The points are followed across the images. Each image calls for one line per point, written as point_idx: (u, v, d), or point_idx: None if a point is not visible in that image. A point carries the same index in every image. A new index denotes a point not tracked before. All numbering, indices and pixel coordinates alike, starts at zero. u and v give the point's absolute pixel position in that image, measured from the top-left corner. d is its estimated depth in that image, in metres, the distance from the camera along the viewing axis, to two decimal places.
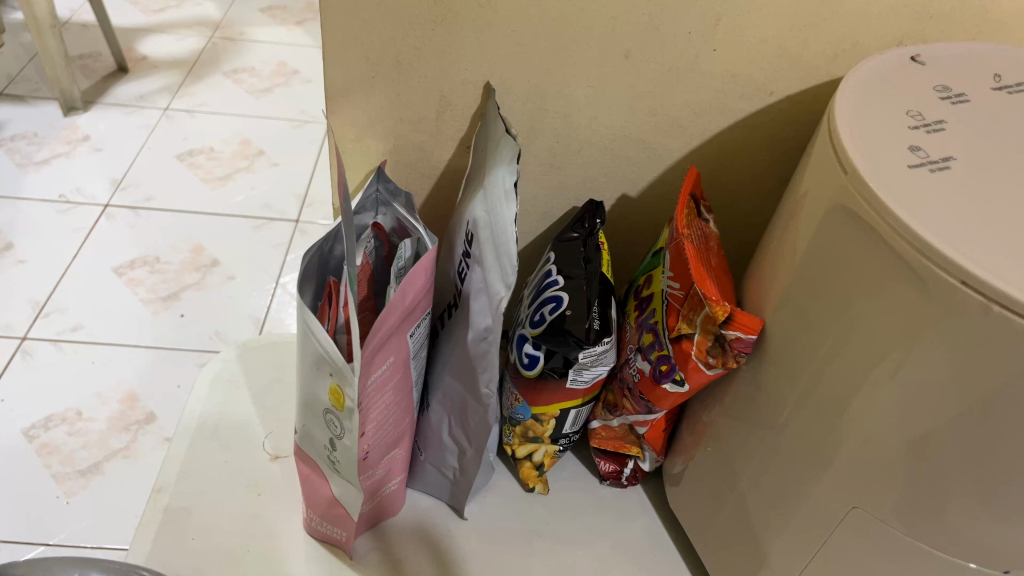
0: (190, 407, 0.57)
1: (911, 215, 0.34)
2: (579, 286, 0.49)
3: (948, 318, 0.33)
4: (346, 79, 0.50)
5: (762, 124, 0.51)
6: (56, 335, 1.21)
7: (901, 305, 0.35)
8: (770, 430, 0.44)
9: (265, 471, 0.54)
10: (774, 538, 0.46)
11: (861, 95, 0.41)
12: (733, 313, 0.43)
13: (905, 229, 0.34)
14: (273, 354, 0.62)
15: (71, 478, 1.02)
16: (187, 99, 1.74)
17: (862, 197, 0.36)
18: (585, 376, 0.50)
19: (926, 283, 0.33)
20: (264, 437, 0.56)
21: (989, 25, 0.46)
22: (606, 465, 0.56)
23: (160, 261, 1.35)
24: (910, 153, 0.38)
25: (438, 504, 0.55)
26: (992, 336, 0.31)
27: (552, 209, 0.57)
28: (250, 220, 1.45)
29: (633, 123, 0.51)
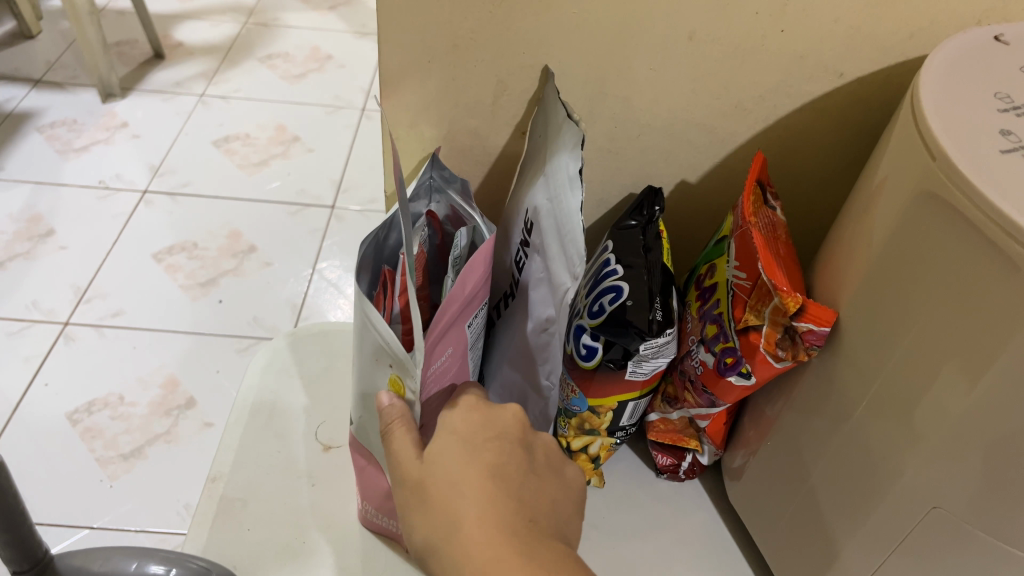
0: (243, 395, 0.56)
1: (1011, 202, 0.32)
2: (639, 276, 0.48)
3: None
4: (400, 65, 0.49)
5: (829, 107, 0.49)
6: (98, 320, 1.22)
7: (998, 298, 0.33)
8: (842, 427, 0.43)
9: (319, 462, 0.54)
10: (845, 535, 0.45)
11: (945, 77, 0.39)
12: (806, 304, 0.42)
13: (1003, 218, 0.32)
14: (325, 342, 0.61)
15: (114, 462, 1.03)
16: (223, 85, 1.74)
17: (955, 184, 0.34)
18: (645, 368, 0.49)
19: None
20: (317, 427, 0.55)
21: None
22: (663, 458, 0.54)
23: (198, 247, 1.35)
24: (1001, 138, 0.36)
25: None
26: None
27: (608, 195, 0.56)
28: (287, 207, 1.45)
29: (694, 108, 0.50)
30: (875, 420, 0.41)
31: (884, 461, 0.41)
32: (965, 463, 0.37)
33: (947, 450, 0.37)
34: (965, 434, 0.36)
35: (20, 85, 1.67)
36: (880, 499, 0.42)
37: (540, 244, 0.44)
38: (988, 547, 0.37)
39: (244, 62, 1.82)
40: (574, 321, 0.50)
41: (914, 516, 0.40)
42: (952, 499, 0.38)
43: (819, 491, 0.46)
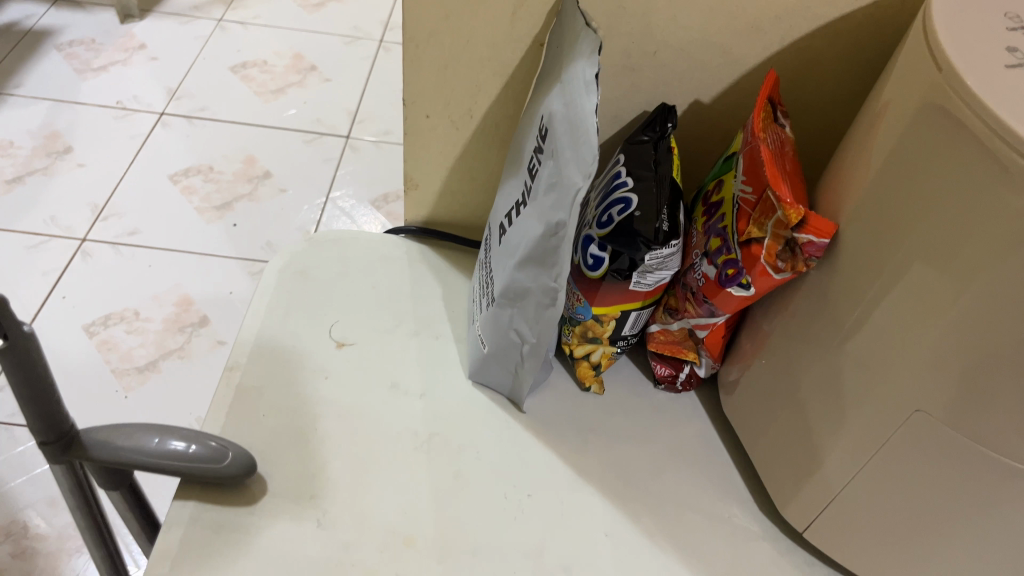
0: (260, 293, 0.58)
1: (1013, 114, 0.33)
2: (649, 188, 0.49)
3: None
4: None
5: (844, 30, 0.50)
6: (114, 239, 1.24)
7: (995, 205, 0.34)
8: (836, 336, 0.45)
9: (333, 358, 0.56)
10: (831, 440, 0.47)
11: None
12: (807, 216, 0.43)
13: (1006, 128, 0.33)
14: (340, 248, 0.63)
15: (129, 374, 1.06)
16: (241, 10, 1.73)
17: (961, 96, 0.35)
18: (649, 280, 0.51)
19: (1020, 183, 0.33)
20: (332, 325, 0.58)
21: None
22: (662, 369, 0.56)
23: (214, 170, 1.37)
24: (1008, 53, 0.37)
25: (498, 397, 0.56)
26: None
27: (623, 112, 0.57)
28: (302, 135, 1.46)
29: (713, 26, 0.51)
30: (867, 330, 0.42)
31: (873, 367, 0.43)
32: (952, 370, 0.38)
33: (934, 356, 0.39)
34: (953, 341, 0.38)
35: (37, 4, 1.67)
36: (866, 405, 0.44)
37: (557, 149, 0.45)
38: (967, 449, 0.39)
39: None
40: (583, 232, 0.52)
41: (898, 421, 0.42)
42: (934, 402, 0.40)
43: (809, 398, 0.48)
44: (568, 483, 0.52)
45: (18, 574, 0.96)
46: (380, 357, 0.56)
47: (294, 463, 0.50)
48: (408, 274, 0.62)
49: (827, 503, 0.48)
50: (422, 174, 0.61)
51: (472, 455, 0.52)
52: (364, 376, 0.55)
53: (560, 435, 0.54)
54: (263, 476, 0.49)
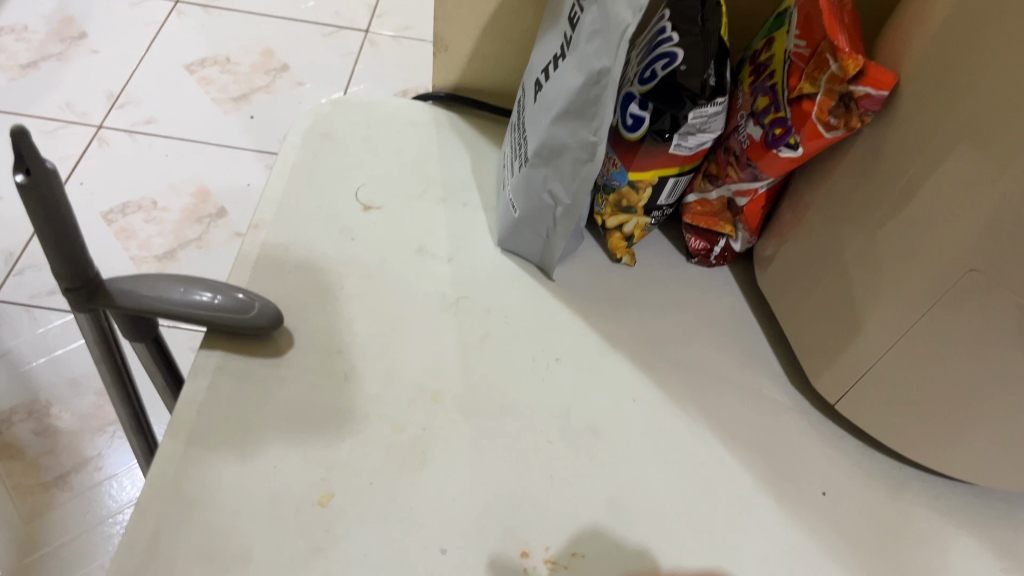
0: (285, 154, 0.57)
1: None
2: (696, 43, 0.46)
3: None
4: None
5: None
6: (131, 126, 1.30)
7: None
8: (884, 198, 0.43)
9: (359, 219, 0.54)
10: (872, 309, 0.45)
11: None
12: (865, 67, 0.41)
13: None
14: (366, 112, 0.61)
15: (148, 262, 1.14)
16: None
17: None
18: (690, 143, 0.49)
19: None
20: (358, 187, 0.56)
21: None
22: (696, 242, 0.55)
23: (230, 61, 1.42)
24: None
25: (528, 265, 0.55)
26: None
27: None
28: (323, 28, 1.50)
29: None
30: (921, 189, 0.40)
31: (925, 227, 0.40)
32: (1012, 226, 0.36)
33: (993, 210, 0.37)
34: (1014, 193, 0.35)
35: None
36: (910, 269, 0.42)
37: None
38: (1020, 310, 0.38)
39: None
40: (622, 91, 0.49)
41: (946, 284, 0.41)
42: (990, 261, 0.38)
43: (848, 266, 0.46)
44: (597, 349, 0.51)
45: (42, 447, 0.98)
46: (407, 221, 0.55)
47: (319, 320, 0.49)
48: (434, 141, 0.60)
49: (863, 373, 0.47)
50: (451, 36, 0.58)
51: (500, 318, 0.51)
52: (390, 238, 0.54)
53: (589, 304, 0.53)
54: (290, 330, 0.49)
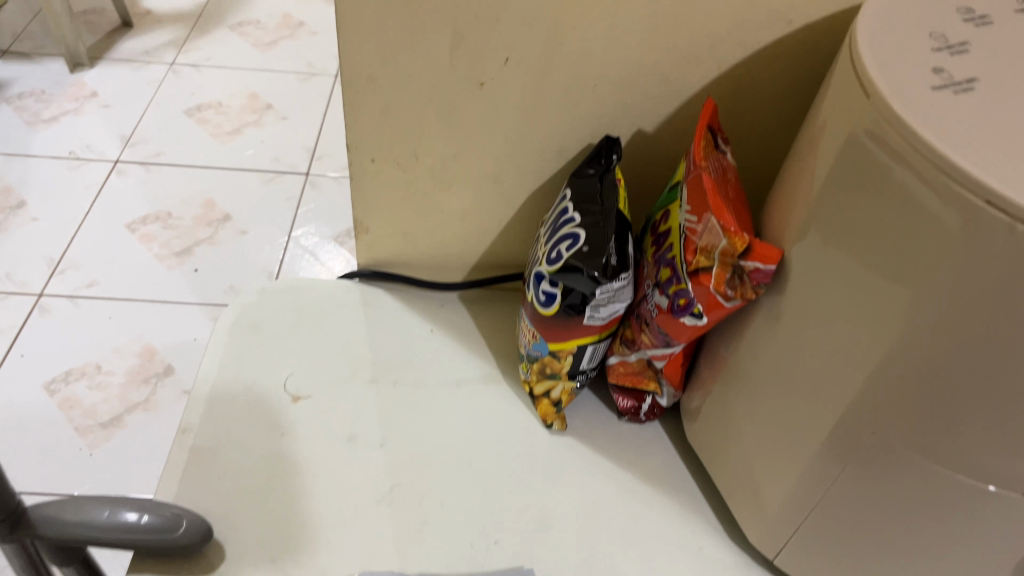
0: (212, 352, 0.57)
1: (956, 153, 0.33)
2: (596, 223, 0.49)
3: (961, 261, 0.33)
4: (357, 18, 0.49)
5: (779, 55, 0.52)
6: (72, 291, 1.30)
7: (931, 246, 0.34)
8: (779, 362, 0.45)
9: (287, 414, 0.54)
10: (772, 470, 0.48)
11: (881, 15, 0.40)
12: (752, 244, 0.44)
13: (947, 165, 0.33)
14: (294, 297, 0.62)
15: (93, 431, 1.12)
16: (193, 55, 1.88)
17: (906, 141, 0.35)
18: (602, 313, 0.50)
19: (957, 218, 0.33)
20: (285, 380, 0.56)
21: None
22: (624, 401, 0.56)
23: (172, 217, 1.45)
24: (933, 75, 0.37)
25: (459, 440, 0.54)
26: (992, 293, 0.33)
27: (567, 147, 0.56)
28: (262, 174, 1.56)
29: (651, 55, 0.52)
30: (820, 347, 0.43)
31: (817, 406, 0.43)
32: (899, 389, 0.38)
33: (869, 374, 0.39)
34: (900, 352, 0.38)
35: (12, 63, 1.78)
36: (813, 429, 0.44)
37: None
38: (922, 464, 0.40)
39: (203, 42, 1.93)
40: (535, 270, 0.52)
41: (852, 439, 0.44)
42: (892, 428, 0.40)
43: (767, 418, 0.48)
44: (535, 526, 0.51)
45: None
46: (338, 407, 0.55)
47: (249, 525, 0.49)
48: (363, 319, 0.61)
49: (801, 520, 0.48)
50: (371, 217, 0.60)
51: (436, 502, 0.51)
52: (321, 429, 0.54)
53: (525, 474, 0.53)
54: (220, 542, 0.48)
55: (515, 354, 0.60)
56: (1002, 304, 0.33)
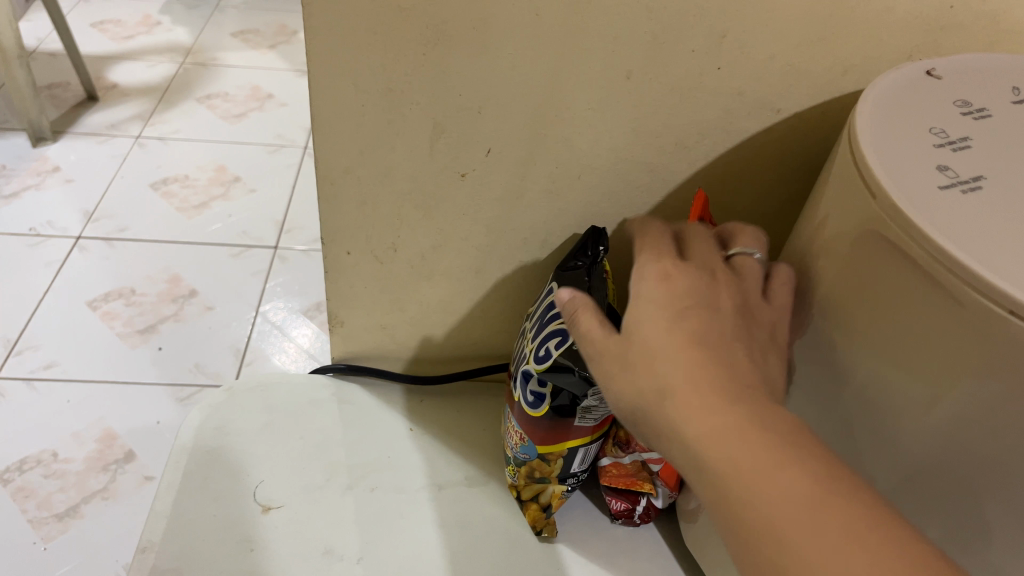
0: (176, 458, 0.53)
1: (974, 258, 0.31)
2: (584, 318, 0.47)
3: (987, 373, 0.31)
4: (333, 110, 0.47)
5: (768, 142, 0.51)
6: (28, 373, 1.25)
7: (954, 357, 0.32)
8: None
9: (256, 526, 0.50)
10: None
11: (879, 111, 0.39)
12: None
13: (967, 272, 0.31)
14: (265, 395, 0.58)
15: (47, 523, 1.06)
16: (160, 127, 1.86)
17: (916, 244, 0.33)
18: (594, 414, 0.48)
19: (982, 329, 0.31)
20: (255, 488, 0.52)
21: (1002, 16, 0.45)
22: (617, 503, 0.53)
23: (136, 294, 1.41)
24: (939, 173, 0.36)
25: (443, 552, 0.51)
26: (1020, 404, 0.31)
27: (552, 236, 0.54)
28: (230, 248, 1.53)
29: (637, 145, 0.50)
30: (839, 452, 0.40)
31: None
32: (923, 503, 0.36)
33: None
34: (933, 461, 0.35)
35: None
36: None
37: None
38: None
39: (171, 115, 1.91)
40: (521, 368, 0.49)
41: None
42: None
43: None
44: None
45: None
46: (311, 519, 0.51)
47: None
48: (337, 418, 0.58)
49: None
50: (346, 310, 0.57)
51: None
52: (294, 544, 0.50)
53: None
54: None
55: (500, 452, 0.57)
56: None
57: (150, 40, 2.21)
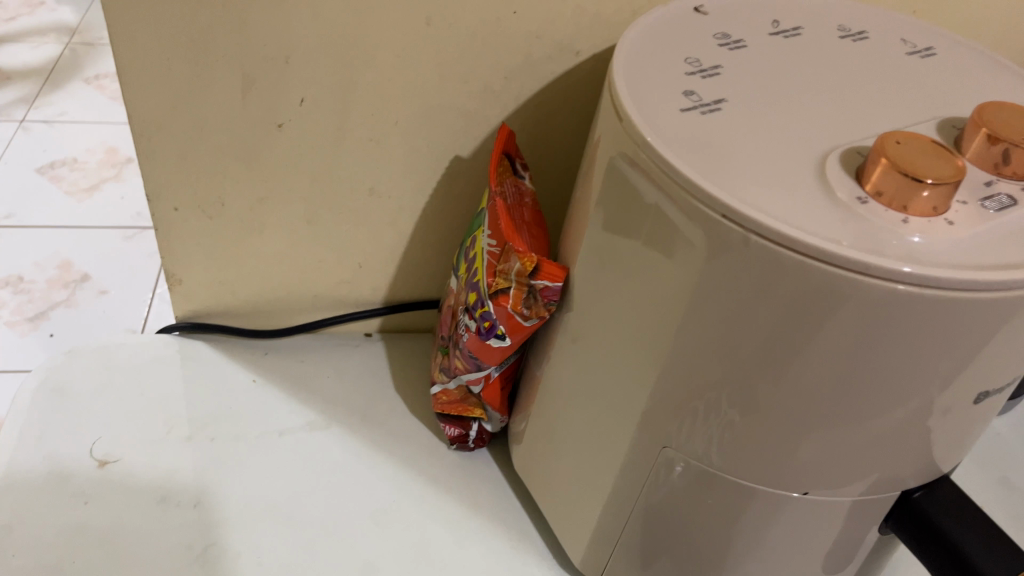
0: (10, 421, 0.53)
1: (696, 171, 0.34)
2: None
3: (715, 269, 0.35)
4: (140, 66, 0.48)
5: (574, 85, 0.53)
6: None
7: (687, 259, 0.36)
8: (581, 385, 0.45)
9: (93, 480, 0.51)
10: (587, 494, 0.48)
11: (640, 45, 0.41)
12: (540, 262, 0.44)
13: (690, 185, 0.34)
14: (105, 357, 0.59)
15: None
16: (45, 110, 1.80)
17: (651, 163, 0.36)
18: None
19: (705, 232, 0.34)
20: (92, 444, 0.53)
21: None
22: (451, 430, 0.55)
23: (23, 281, 1.37)
24: (683, 97, 0.38)
25: (281, 493, 0.52)
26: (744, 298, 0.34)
27: (378, 185, 0.56)
28: (122, 231, 1.50)
29: (449, 90, 0.52)
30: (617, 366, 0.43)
31: (618, 428, 0.44)
32: (683, 402, 0.39)
33: (656, 390, 0.40)
34: (684, 364, 0.38)
35: None
36: (614, 451, 0.45)
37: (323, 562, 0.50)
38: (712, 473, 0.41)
39: (56, 98, 1.85)
40: None
41: (660, 441, 0.42)
42: (681, 439, 0.41)
43: (578, 429, 0.47)
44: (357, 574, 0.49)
45: None
46: (150, 471, 0.52)
47: None
48: (180, 375, 0.59)
49: (626, 519, 0.46)
50: (183, 268, 0.58)
51: (253, 561, 0.49)
52: (130, 495, 0.51)
53: (348, 523, 0.52)
54: None
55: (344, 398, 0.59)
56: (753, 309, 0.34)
57: (33, 21, 2.13)
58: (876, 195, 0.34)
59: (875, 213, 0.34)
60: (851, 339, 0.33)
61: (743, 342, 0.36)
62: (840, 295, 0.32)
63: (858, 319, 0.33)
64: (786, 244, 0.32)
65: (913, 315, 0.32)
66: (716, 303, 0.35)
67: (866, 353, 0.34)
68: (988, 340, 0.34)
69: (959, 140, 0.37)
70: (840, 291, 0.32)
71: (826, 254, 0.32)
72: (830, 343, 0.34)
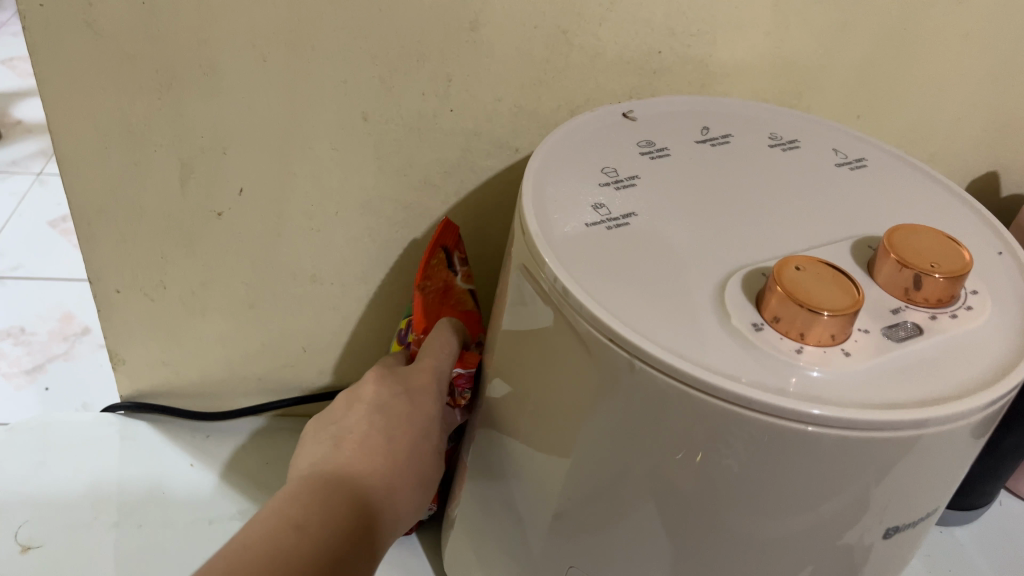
0: None
1: (588, 291, 0.34)
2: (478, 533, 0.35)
3: (606, 393, 0.33)
4: (77, 154, 0.48)
5: (514, 179, 0.53)
6: None
7: (580, 378, 0.34)
8: (494, 491, 0.44)
9: (12, 566, 0.50)
10: None
11: (559, 153, 0.41)
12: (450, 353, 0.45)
13: (579, 305, 0.33)
14: (45, 435, 0.59)
15: None
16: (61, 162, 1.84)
17: (546, 278, 0.35)
18: None
19: (594, 352, 0.33)
20: (17, 528, 0.52)
21: (709, 59, 0.49)
22: None
23: None
24: (591, 210, 0.38)
25: None
26: (633, 425, 0.33)
27: (320, 271, 0.56)
28: None
29: (387, 182, 0.52)
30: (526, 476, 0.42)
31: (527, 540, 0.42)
32: (584, 522, 0.38)
33: (558, 505, 0.39)
34: (583, 485, 0.37)
35: None
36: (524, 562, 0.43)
37: None
38: None
39: None
40: None
41: (567, 559, 0.40)
42: (583, 558, 0.39)
43: (496, 538, 0.45)
44: None
45: None
46: (70, 557, 0.51)
47: None
48: (117, 455, 0.58)
49: None
50: (127, 347, 0.58)
51: None
52: None
53: None
54: None
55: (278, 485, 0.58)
56: (642, 436, 0.33)
57: None
58: (774, 321, 0.33)
59: (769, 341, 0.33)
60: (742, 477, 0.32)
61: (637, 468, 0.34)
62: (727, 430, 0.31)
63: (749, 457, 0.31)
64: (667, 373, 0.31)
65: (802, 454, 0.31)
66: (610, 428, 0.34)
67: (761, 491, 0.32)
68: (889, 479, 0.32)
69: (873, 263, 0.36)
70: (728, 426, 0.31)
71: (710, 386, 0.30)
72: (721, 478, 0.32)
